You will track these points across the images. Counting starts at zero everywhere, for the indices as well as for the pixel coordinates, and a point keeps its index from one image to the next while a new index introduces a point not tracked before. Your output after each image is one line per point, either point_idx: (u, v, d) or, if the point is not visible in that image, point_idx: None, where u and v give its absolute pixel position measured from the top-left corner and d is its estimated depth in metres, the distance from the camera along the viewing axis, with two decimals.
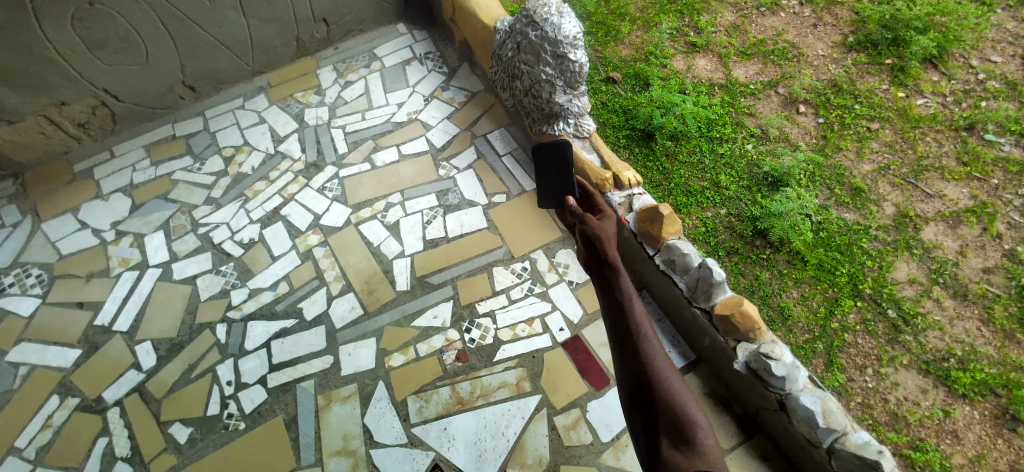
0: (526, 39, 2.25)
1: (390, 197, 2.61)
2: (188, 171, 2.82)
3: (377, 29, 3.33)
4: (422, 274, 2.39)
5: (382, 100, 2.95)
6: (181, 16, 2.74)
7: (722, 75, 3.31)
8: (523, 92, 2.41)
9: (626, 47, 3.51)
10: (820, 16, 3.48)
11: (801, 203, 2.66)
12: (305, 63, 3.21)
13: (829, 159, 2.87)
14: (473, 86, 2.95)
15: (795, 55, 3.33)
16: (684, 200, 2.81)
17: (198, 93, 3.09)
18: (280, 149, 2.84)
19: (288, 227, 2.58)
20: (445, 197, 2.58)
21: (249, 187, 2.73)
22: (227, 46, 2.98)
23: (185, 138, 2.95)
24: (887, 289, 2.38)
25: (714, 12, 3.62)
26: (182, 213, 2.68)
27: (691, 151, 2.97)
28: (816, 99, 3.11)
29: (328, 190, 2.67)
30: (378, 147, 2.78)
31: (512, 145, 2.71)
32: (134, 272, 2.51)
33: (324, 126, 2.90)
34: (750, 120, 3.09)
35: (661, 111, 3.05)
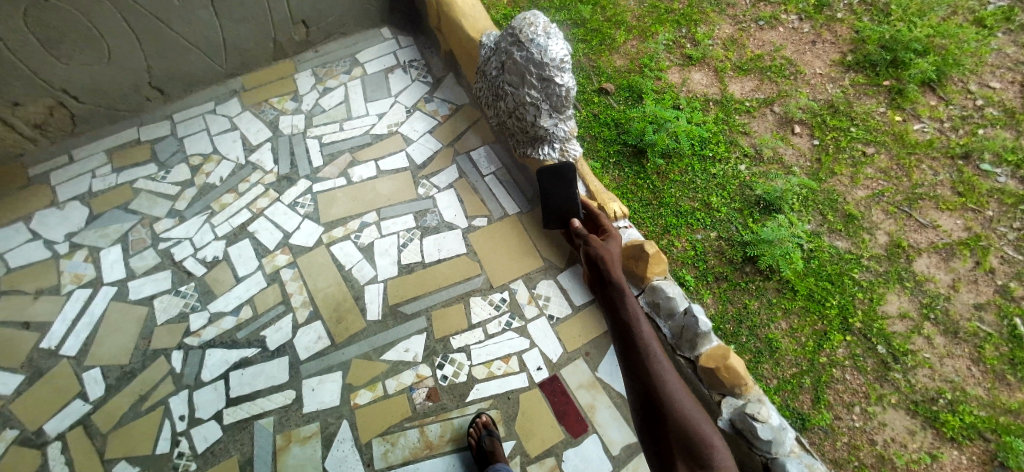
0: (512, 60, 2.08)
1: (365, 216, 2.49)
2: (151, 180, 2.62)
3: (361, 33, 3.11)
4: (395, 301, 2.29)
5: (362, 110, 2.79)
6: (147, 14, 2.48)
7: (717, 90, 3.23)
8: (506, 114, 2.25)
9: (620, 57, 3.41)
10: (819, 32, 3.39)
11: (794, 232, 2.60)
12: (283, 66, 2.99)
13: (823, 183, 2.79)
14: (458, 98, 2.82)
15: (793, 73, 3.24)
16: (674, 220, 2.73)
17: (168, 95, 2.84)
18: (251, 159, 2.67)
19: (256, 245, 2.44)
20: (422, 218, 2.47)
21: (217, 200, 2.57)
22: (199, 46, 2.73)
23: (151, 142, 2.73)
24: (878, 323, 2.34)
25: (711, 24, 3.52)
26: (143, 226, 2.50)
27: (683, 170, 2.88)
28: (812, 119, 3.02)
29: (300, 205, 2.53)
30: (355, 161, 2.63)
31: (497, 165, 2.59)
32: (87, 290, 2.35)
33: (299, 136, 2.73)
34: (744, 139, 3.01)
35: (654, 127, 2.94)
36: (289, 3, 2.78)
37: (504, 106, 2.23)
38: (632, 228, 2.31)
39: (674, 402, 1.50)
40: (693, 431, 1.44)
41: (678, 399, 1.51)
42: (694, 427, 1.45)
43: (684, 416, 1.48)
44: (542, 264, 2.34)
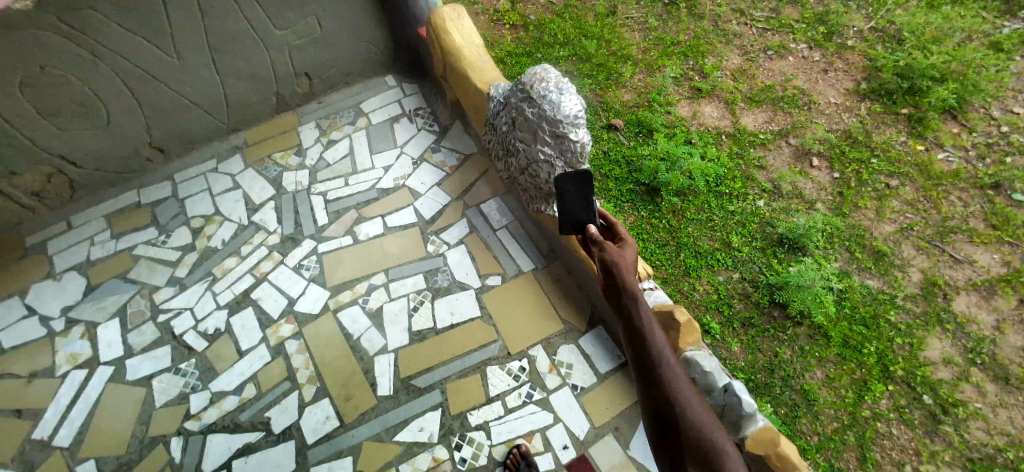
0: (523, 116, 1.98)
1: (373, 278, 2.30)
2: (151, 245, 2.48)
3: (364, 82, 3.06)
4: (407, 374, 2.07)
5: (368, 163, 2.68)
6: (146, 75, 2.44)
7: (729, 122, 3.13)
8: (520, 170, 2.13)
9: (628, 91, 3.33)
10: (831, 60, 3.31)
11: (823, 275, 2.46)
12: (286, 119, 2.93)
13: (847, 218, 2.68)
14: (466, 147, 2.70)
15: (807, 103, 3.16)
16: (694, 262, 2.61)
17: (169, 155, 2.77)
18: (254, 220, 2.53)
19: (259, 313, 2.25)
20: (434, 279, 2.28)
21: (218, 264, 2.41)
22: (199, 105, 2.68)
23: (152, 205, 2.62)
24: (920, 371, 2.18)
25: (719, 55, 3.45)
26: (142, 296, 2.33)
27: (699, 208, 2.77)
28: (830, 151, 2.92)
29: (305, 268, 2.36)
30: (361, 218, 2.49)
31: (509, 218, 2.43)
32: (82, 371, 2.15)
33: (303, 193, 2.60)
34: (761, 173, 2.90)
35: (667, 165, 2.86)
36: (291, 57, 2.75)
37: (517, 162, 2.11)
38: (659, 290, 2.13)
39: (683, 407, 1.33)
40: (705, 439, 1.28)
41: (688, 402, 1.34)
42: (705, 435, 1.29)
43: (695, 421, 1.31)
44: (563, 326, 2.14)
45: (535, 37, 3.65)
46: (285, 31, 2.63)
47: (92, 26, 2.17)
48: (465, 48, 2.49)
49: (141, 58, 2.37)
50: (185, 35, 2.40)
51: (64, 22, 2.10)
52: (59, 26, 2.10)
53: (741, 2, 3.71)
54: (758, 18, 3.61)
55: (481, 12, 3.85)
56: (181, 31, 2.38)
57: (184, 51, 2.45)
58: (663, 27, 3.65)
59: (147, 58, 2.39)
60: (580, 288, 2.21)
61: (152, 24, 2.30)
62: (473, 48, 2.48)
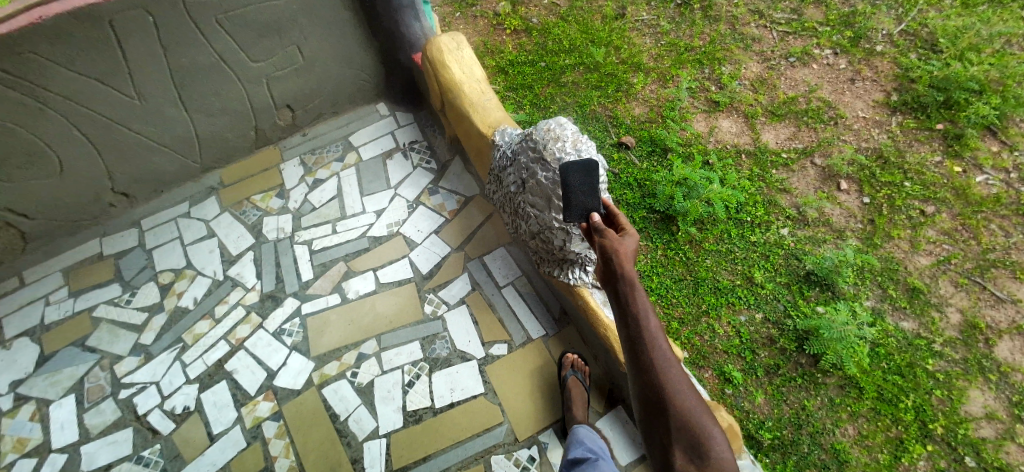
0: (535, 180, 1.76)
1: (364, 345, 2.10)
2: (115, 306, 2.28)
3: (354, 110, 2.85)
4: (400, 464, 1.86)
5: (358, 206, 2.47)
6: (104, 119, 2.22)
7: (748, 139, 2.90)
8: (529, 234, 1.92)
9: (639, 104, 3.09)
10: (858, 69, 3.06)
11: (857, 323, 2.22)
12: (266, 154, 2.71)
13: (878, 249, 2.47)
14: (467, 188, 2.49)
15: (832, 117, 2.92)
16: (714, 300, 2.41)
17: (134, 199, 2.56)
18: (230, 274, 2.33)
19: (234, 389, 2.05)
20: (431, 347, 2.07)
21: (189, 329, 2.20)
22: (167, 145, 2.47)
23: (116, 257, 2.43)
24: (962, 428, 2.00)
25: (737, 62, 3.20)
26: (101, 368, 2.14)
27: (718, 238, 2.57)
28: (859, 173, 2.70)
29: (287, 333, 2.15)
30: (350, 272, 2.28)
31: (514, 273, 2.22)
32: (32, 460, 1.96)
33: (286, 242, 2.40)
34: (784, 198, 2.68)
35: (685, 191, 2.63)
36: (270, 89, 2.54)
37: (527, 225, 1.90)
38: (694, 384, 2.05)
39: (671, 388, 1.13)
40: (696, 425, 1.09)
41: (676, 383, 1.14)
42: (694, 419, 1.10)
43: (684, 404, 1.12)
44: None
45: (538, 43, 3.39)
46: (261, 63, 2.41)
47: (34, 71, 1.94)
48: (467, 83, 2.29)
49: (95, 102, 2.16)
50: (145, 74, 2.18)
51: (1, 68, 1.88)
52: None
53: (760, 2, 3.44)
54: (779, 19, 3.34)
55: (480, 15, 3.59)
56: (140, 69, 2.15)
57: (145, 90, 2.23)
58: (676, 30, 3.39)
59: (103, 101, 2.17)
60: (596, 359, 2.02)
61: (106, 65, 2.07)
62: (475, 84, 2.28)
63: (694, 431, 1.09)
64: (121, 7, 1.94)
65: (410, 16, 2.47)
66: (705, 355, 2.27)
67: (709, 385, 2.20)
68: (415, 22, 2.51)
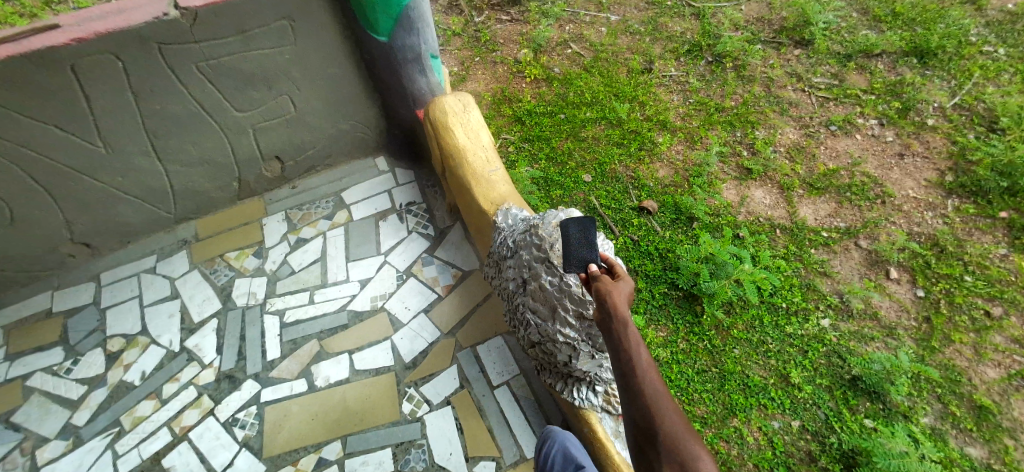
0: (538, 285, 1.52)
1: (326, 449, 1.79)
2: (52, 375, 2.03)
3: (350, 162, 2.71)
4: None
5: (341, 273, 2.26)
6: (63, 167, 2.07)
7: (784, 213, 2.64)
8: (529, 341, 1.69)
9: (664, 166, 2.86)
10: (907, 143, 2.81)
11: (919, 452, 1.86)
12: (248, 207, 2.55)
13: (935, 354, 2.16)
14: (464, 262, 2.27)
15: (879, 195, 2.65)
16: (742, 400, 2.09)
17: (97, 249, 2.39)
18: (187, 346, 2.09)
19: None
20: (403, 457, 1.75)
21: (129, 410, 1.92)
22: (135, 196, 2.32)
23: (65, 315, 2.22)
24: None
25: (772, 127, 2.97)
26: (21, 454, 1.86)
27: (749, 325, 2.29)
28: (911, 261, 2.42)
29: (240, 425, 1.87)
30: (322, 353, 2.03)
31: (510, 371, 1.94)
32: None
33: (256, 309, 2.18)
34: (825, 282, 2.39)
35: (712, 268, 2.37)
36: (256, 140, 2.40)
37: (525, 331, 1.66)
38: None
39: (658, 409, 0.98)
40: (684, 449, 0.92)
41: (666, 410, 0.97)
42: (683, 443, 0.93)
43: (672, 426, 0.95)
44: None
45: (559, 94, 3.22)
46: (246, 112, 2.29)
47: None
48: (473, 151, 2.13)
49: (53, 149, 2.01)
50: (111, 121, 2.04)
51: None
52: None
53: (798, 65, 3.24)
54: (818, 84, 3.13)
55: (500, 62, 3.45)
56: (105, 116, 2.01)
57: (112, 138, 2.09)
58: (706, 89, 3.19)
59: (63, 148, 2.02)
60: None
61: (67, 111, 1.93)
62: (482, 153, 2.12)
63: (682, 455, 0.92)
64: (86, 51, 1.80)
65: (415, 70, 2.29)
66: (731, 467, 1.95)
67: None
68: (421, 77, 2.32)
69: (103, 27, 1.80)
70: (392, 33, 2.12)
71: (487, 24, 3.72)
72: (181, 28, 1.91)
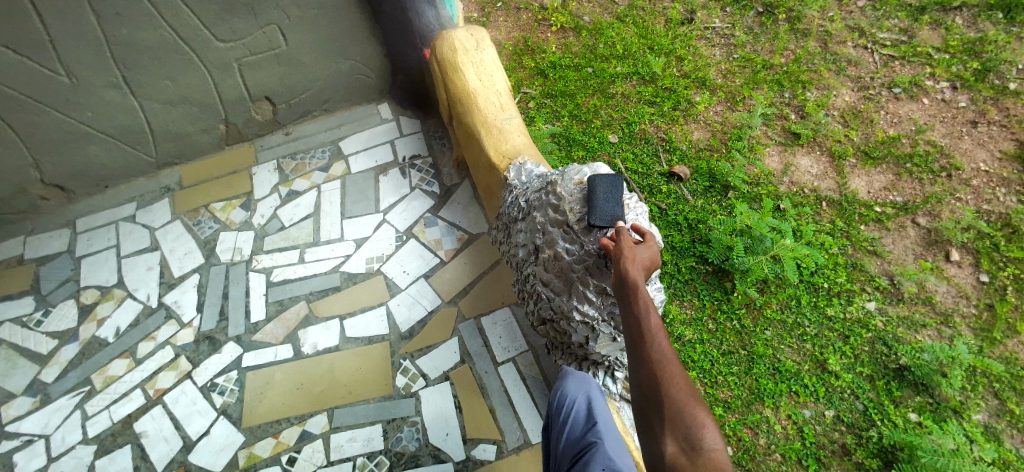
0: (554, 257, 1.32)
1: (310, 422, 1.67)
2: (22, 327, 1.95)
3: (350, 109, 2.52)
4: None
5: (335, 231, 2.10)
6: (24, 98, 1.94)
7: (832, 184, 2.36)
8: (540, 318, 1.50)
9: (699, 128, 2.58)
10: (983, 109, 2.47)
11: (974, 453, 1.66)
12: (236, 154, 2.39)
13: (996, 346, 1.93)
14: (470, 224, 2.08)
15: (945, 168, 2.34)
16: (772, 385, 1.90)
17: (72, 193, 2.28)
18: (165, 302, 1.98)
19: (138, 458, 1.65)
20: (392, 436, 1.62)
21: (101, 368, 1.84)
22: (110, 135, 2.18)
23: (38, 263, 2.11)
24: None
25: (826, 88, 2.65)
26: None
27: (784, 305, 2.06)
28: (976, 242, 2.14)
29: (220, 390, 1.76)
30: (311, 317, 1.90)
31: (513, 346, 1.78)
32: None
33: (242, 266, 2.05)
34: (874, 263, 2.14)
35: (748, 243, 2.14)
36: (242, 76, 2.23)
37: (536, 306, 1.48)
38: None
39: (664, 373, 0.90)
40: (691, 418, 0.84)
41: (673, 373, 0.90)
42: (689, 410, 0.85)
43: (678, 393, 0.87)
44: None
45: (588, 45, 2.92)
46: (229, 43, 2.11)
47: None
48: (484, 96, 1.92)
49: (14, 76, 1.88)
50: (74, 48, 1.88)
51: None
52: None
53: (862, 18, 2.87)
54: (883, 40, 2.76)
55: (524, 8, 3.15)
56: (66, 43, 1.85)
57: (75, 67, 1.93)
58: (752, 43, 2.85)
59: (21, 74, 1.88)
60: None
61: (23, 33, 1.78)
62: (494, 98, 1.91)
63: (687, 424, 0.83)
64: None
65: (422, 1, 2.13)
66: (754, 456, 1.78)
67: None
68: (429, 9, 2.17)
69: None
70: None
71: None
72: None
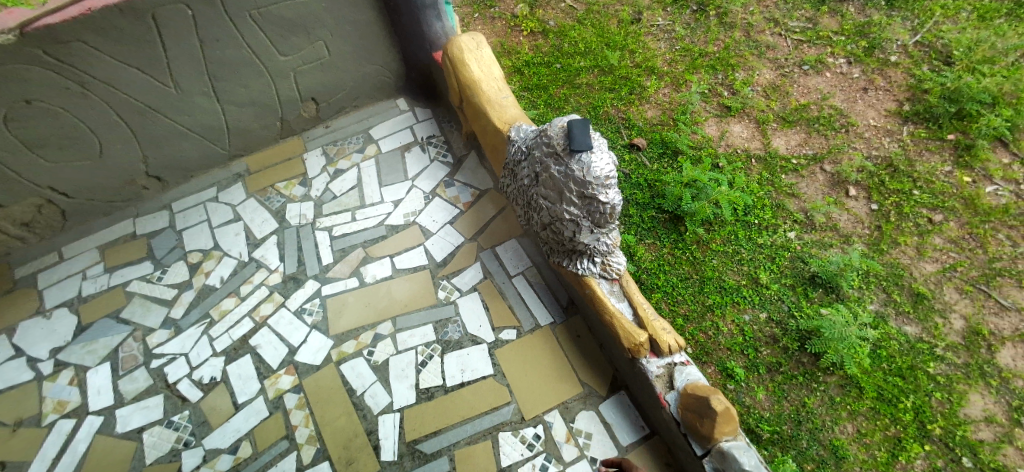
0: (547, 174, 1.77)
1: (379, 327, 2.22)
2: (147, 282, 2.44)
3: (374, 105, 3.01)
4: (412, 438, 1.95)
5: (376, 196, 2.62)
6: (141, 105, 2.39)
7: (759, 144, 2.95)
8: (540, 226, 1.94)
9: (652, 107, 3.14)
10: (871, 78, 3.11)
11: (858, 325, 2.28)
12: (291, 144, 2.87)
13: (884, 255, 2.53)
14: (480, 182, 2.62)
15: (844, 125, 2.96)
16: (719, 299, 2.45)
17: (165, 182, 2.73)
18: (254, 256, 2.48)
19: (257, 362, 2.17)
20: (444, 329, 2.18)
21: (215, 306, 2.34)
22: (198, 133, 2.63)
23: (148, 237, 2.59)
24: (960, 430, 2.05)
25: (751, 69, 3.25)
26: (134, 340, 2.28)
27: (725, 239, 2.62)
28: (869, 181, 2.75)
29: (307, 313, 2.28)
30: (368, 257, 2.42)
31: (525, 263, 2.33)
32: (70, 421, 2.10)
33: (307, 228, 2.55)
34: (792, 202, 2.72)
35: (694, 192, 2.69)
36: (296, 82, 2.70)
37: (537, 217, 1.91)
38: (693, 365, 1.81)
39: None
40: None
41: None
42: None
43: None
44: (582, 390, 2.01)
45: (555, 45, 3.46)
46: (289, 56, 2.58)
47: (79, 57, 2.10)
48: (484, 81, 2.43)
49: (136, 89, 2.32)
50: (181, 64, 2.34)
51: (50, 55, 2.05)
52: (45, 58, 2.05)
53: (776, 10, 3.49)
54: (794, 28, 3.39)
55: (499, 17, 3.68)
56: (176, 60, 2.31)
57: (180, 78, 2.38)
58: (690, 36, 3.44)
59: (141, 87, 2.33)
60: (600, 348, 2.10)
61: (147, 53, 2.23)
62: (492, 83, 2.42)
63: None
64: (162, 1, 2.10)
65: (432, 15, 2.58)
66: (708, 350, 2.32)
67: (712, 380, 2.25)
68: (437, 22, 2.62)
69: None
70: None
71: None
72: None
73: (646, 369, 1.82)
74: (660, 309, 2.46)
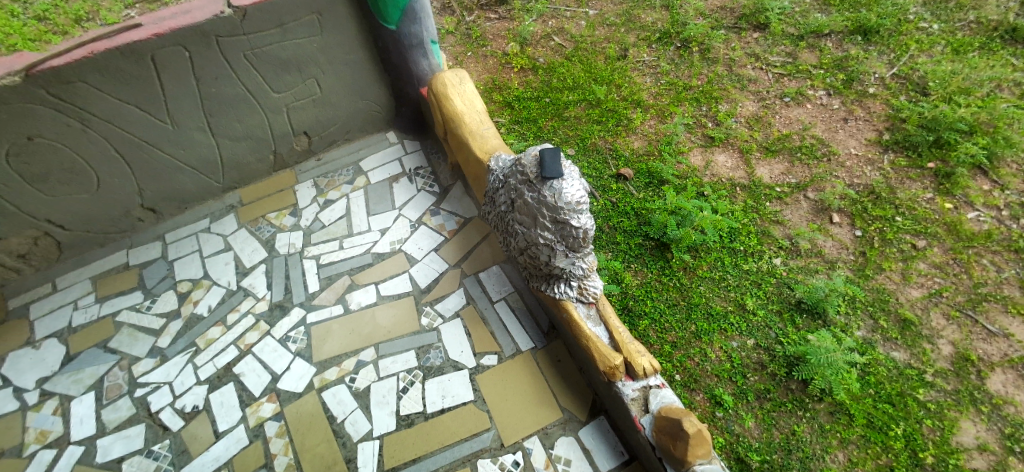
0: (522, 200, 1.82)
1: (362, 353, 2.23)
2: (136, 311, 2.47)
3: (366, 138, 3.12)
4: (391, 465, 1.93)
5: (364, 225, 2.68)
6: (138, 140, 2.48)
7: (743, 173, 3.01)
8: (518, 250, 1.98)
9: (638, 138, 3.22)
10: (851, 109, 3.20)
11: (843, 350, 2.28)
12: (283, 176, 2.96)
13: (869, 280, 2.54)
14: (465, 211, 2.68)
15: (825, 154, 3.03)
16: (707, 326, 2.45)
17: (160, 214, 2.81)
18: (242, 284, 2.52)
19: (240, 390, 2.18)
20: (425, 355, 2.19)
21: (202, 334, 2.37)
22: (193, 166, 2.72)
23: (140, 267, 2.64)
24: (953, 458, 2.01)
25: (733, 101, 3.35)
26: (120, 369, 2.30)
27: (711, 266, 2.65)
28: (852, 208, 2.80)
29: (292, 340, 2.30)
30: (353, 285, 2.45)
31: (507, 289, 2.36)
32: (51, 451, 2.09)
33: (295, 256, 2.59)
34: (777, 229, 2.76)
35: (679, 219, 2.73)
36: (289, 117, 2.80)
37: (514, 242, 1.96)
38: (667, 388, 1.82)
39: None
40: None
41: None
42: None
43: None
44: (562, 416, 2.00)
45: (544, 81, 3.59)
46: (283, 94, 2.69)
47: (80, 96, 2.21)
48: (467, 113, 2.52)
49: (134, 125, 2.42)
50: (178, 101, 2.44)
51: (51, 93, 2.15)
52: (47, 97, 2.16)
53: (756, 46, 3.63)
54: (774, 62, 3.52)
55: (490, 55, 3.83)
56: (174, 98, 2.42)
57: (176, 115, 2.49)
58: (675, 71, 3.57)
59: (139, 124, 2.43)
60: (580, 373, 2.10)
61: (146, 92, 2.34)
62: (474, 114, 2.51)
63: None
64: (162, 44, 2.21)
65: (418, 54, 2.71)
66: (696, 377, 2.31)
67: (700, 407, 2.23)
68: (424, 60, 2.75)
69: (174, 25, 2.21)
70: (399, 22, 2.54)
71: (477, 22, 4.09)
72: (234, 22, 2.31)
73: (621, 392, 1.83)
74: (647, 336, 2.46)
